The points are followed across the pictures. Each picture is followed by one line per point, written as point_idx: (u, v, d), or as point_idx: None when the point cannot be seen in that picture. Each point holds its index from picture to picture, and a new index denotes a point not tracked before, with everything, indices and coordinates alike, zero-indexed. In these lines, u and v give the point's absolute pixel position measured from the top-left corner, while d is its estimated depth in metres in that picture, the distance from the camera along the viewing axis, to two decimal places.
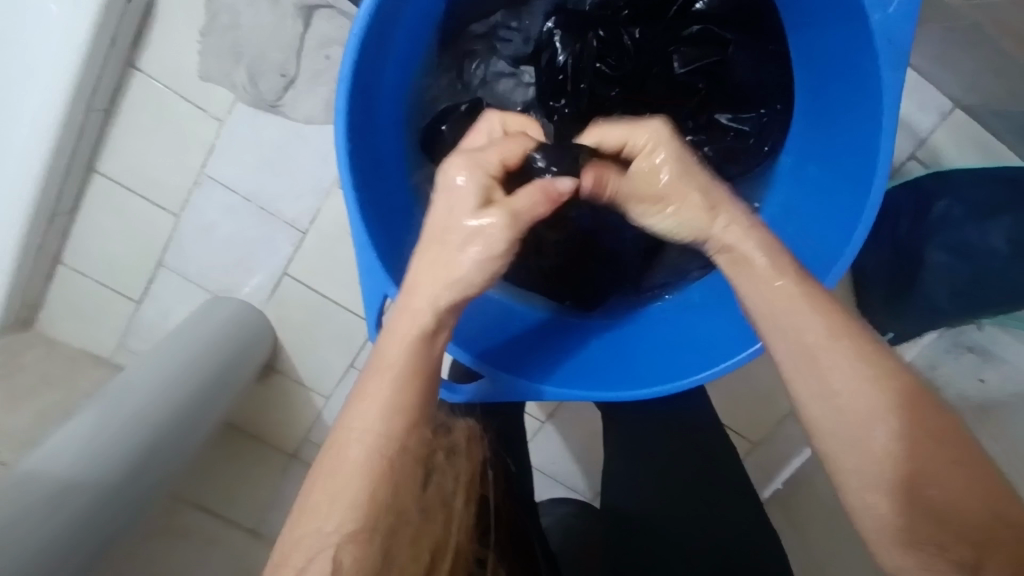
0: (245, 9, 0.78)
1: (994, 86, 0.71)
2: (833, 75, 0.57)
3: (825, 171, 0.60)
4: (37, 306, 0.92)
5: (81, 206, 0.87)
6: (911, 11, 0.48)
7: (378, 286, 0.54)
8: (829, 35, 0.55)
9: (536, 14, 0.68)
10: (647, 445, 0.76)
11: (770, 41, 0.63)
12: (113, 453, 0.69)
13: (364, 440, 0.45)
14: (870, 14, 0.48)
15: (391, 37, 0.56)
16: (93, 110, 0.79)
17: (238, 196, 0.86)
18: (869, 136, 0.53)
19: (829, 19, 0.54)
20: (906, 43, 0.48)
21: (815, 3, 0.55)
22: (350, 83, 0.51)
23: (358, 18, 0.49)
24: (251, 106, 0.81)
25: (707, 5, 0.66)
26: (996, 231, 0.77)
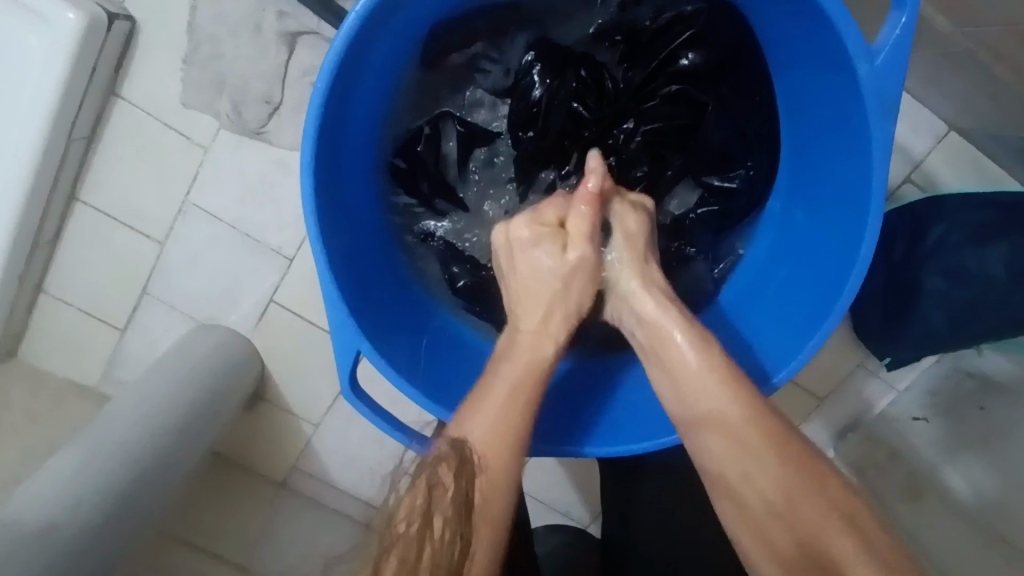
0: (228, 39, 0.77)
1: (990, 112, 0.69)
2: (821, 124, 0.56)
3: (808, 223, 0.59)
4: (20, 337, 0.90)
5: (64, 235, 0.86)
6: (898, 62, 0.46)
7: (348, 341, 0.53)
8: (815, 81, 0.54)
9: (519, 49, 0.65)
10: (642, 479, 0.74)
11: (756, 92, 0.62)
12: (100, 489, 0.68)
13: (472, 446, 0.49)
14: (858, 64, 0.47)
15: (358, 83, 0.54)
16: (75, 140, 0.78)
17: (223, 224, 0.84)
18: (857, 188, 0.52)
19: (815, 64, 0.53)
20: (893, 97, 0.47)
21: (799, 47, 0.54)
22: (316, 136, 0.50)
23: (320, 72, 0.48)
24: (234, 134, 0.80)
25: (693, 64, 0.63)
26: (994, 256, 0.75)
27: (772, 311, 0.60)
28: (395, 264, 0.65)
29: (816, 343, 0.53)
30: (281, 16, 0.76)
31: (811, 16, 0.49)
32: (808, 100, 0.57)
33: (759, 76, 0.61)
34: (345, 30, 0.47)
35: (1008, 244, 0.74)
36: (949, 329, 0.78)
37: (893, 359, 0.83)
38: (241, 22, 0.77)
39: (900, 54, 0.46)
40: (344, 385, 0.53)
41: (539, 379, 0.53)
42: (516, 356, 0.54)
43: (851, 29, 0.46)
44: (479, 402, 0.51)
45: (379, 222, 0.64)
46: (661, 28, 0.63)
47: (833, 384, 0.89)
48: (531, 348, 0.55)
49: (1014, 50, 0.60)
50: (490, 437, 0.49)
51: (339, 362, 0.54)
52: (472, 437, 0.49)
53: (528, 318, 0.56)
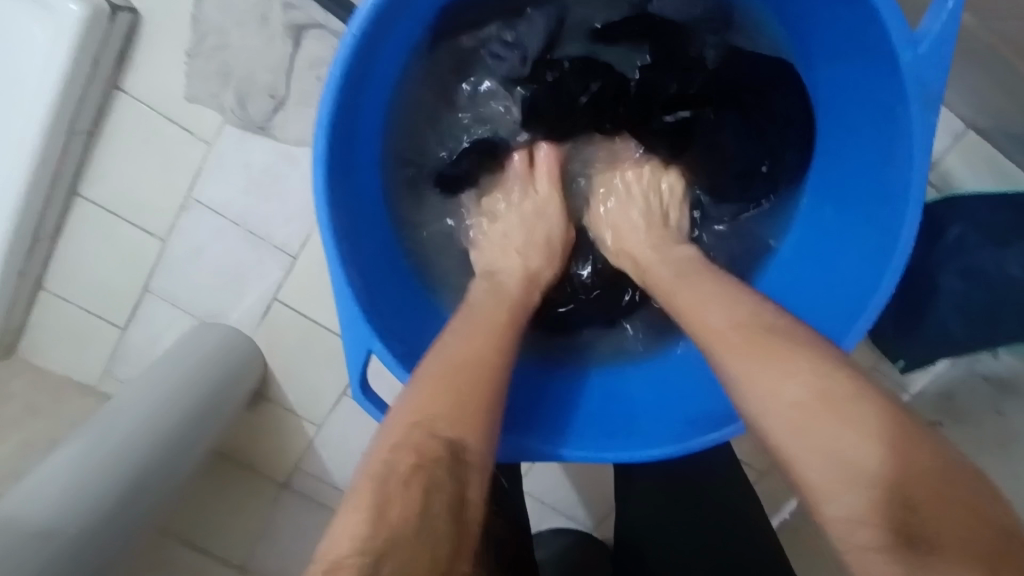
0: (233, 31, 0.76)
1: (1009, 109, 0.68)
2: (858, 113, 0.55)
3: (850, 219, 0.57)
4: (18, 333, 0.89)
5: (64, 229, 0.85)
6: (943, 49, 0.45)
7: (360, 337, 0.52)
8: (852, 68, 0.53)
9: (534, 42, 0.63)
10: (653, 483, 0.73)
11: (775, 85, 0.60)
12: (101, 489, 0.66)
13: (404, 460, 0.42)
14: (900, 51, 0.46)
15: (370, 72, 0.53)
16: (77, 132, 0.77)
17: (227, 221, 0.83)
18: (895, 181, 0.51)
19: (853, 52, 0.52)
20: (938, 88, 0.46)
21: (835, 36, 0.53)
22: (328, 125, 0.48)
23: (335, 60, 0.47)
24: (238, 128, 0.79)
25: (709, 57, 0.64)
26: (1012, 258, 0.73)
27: (814, 304, 0.58)
28: (403, 264, 0.64)
29: (865, 324, 0.50)
30: (288, 8, 0.75)
31: (853, 3, 0.48)
32: (845, 88, 0.55)
33: (777, 72, 0.60)
34: (361, 13, 0.46)
35: None
36: (965, 330, 0.76)
37: (907, 361, 0.81)
38: (247, 14, 0.76)
39: (945, 42, 0.45)
40: (354, 384, 0.52)
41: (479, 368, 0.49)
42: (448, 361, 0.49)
43: (897, 15, 0.45)
44: (431, 383, 0.47)
45: (388, 219, 0.63)
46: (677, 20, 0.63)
47: None
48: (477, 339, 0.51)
49: None
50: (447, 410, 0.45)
51: (350, 360, 0.52)
52: (400, 445, 0.43)
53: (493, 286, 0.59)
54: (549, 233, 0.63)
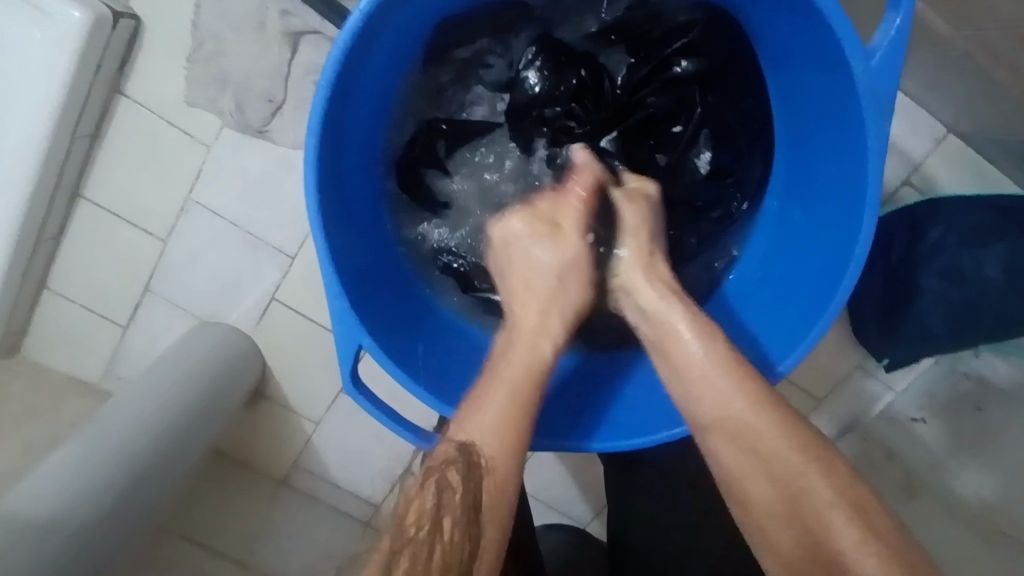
0: (230, 37, 0.77)
1: (987, 115, 0.70)
2: (818, 123, 0.57)
3: (808, 224, 0.59)
4: (21, 333, 0.91)
5: (66, 231, 0.86)
6: (895, 61, 0.47)
7: (349, 335, 0.54)
8: (811, 78, 0.55)
9: (520, 48, 0.64)
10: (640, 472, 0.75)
11: (749, 93, 0.62)
12: (102, 483, 0.69)
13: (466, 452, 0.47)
14: (854, 65, 0.47)
15: (363, 80, 0.55)
16: (79, 136, 0.79)
17: (226, 222, 0.85)
18: (853, 188, 0.53)
19: (808, 65, 0.54)
20: (888, 97, 0.48)
21: (795, 47, 0.55)
22: (319, 130, 0.50)
23: (324, 69, 0.49)
24: (237, 132, 0.80)
25: (689, 68, 0.63)
26: (991, 258, 0.75)
27: (778, 304, 0.60)
28: (397, 266, 0.65)
29: (805, 350, 0.54)
30: (284, 15, 0.77)
31: (807, 19, 0.49)
32: (804, 100, 0.58)
33: (751, 80, 0.62)
34: (350, 24, 0.48)
35: (1005, 247, 0.74)
36: (947, 330, 0.78)
37: (890, 361, 0.83)
38: (244, 20, 0.77)
39: (896, 55, 0.47)
40: (345, 379, 0.54)
41: (538, 376, 0.52)
42: (514, 355, 0.53)
43: (847, 31, 0.46)
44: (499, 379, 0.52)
45: (381, 222, 0.64)
46: (660, 33, 0.63)
47: (831, 385, 0.89)
48: (533, 347, 0.54)
49: (1011, 53, 0.60)
50: (498, 428, 0.49)
51: (341, 355, 0.54)
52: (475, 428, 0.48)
53: (529, 321, 0.55)
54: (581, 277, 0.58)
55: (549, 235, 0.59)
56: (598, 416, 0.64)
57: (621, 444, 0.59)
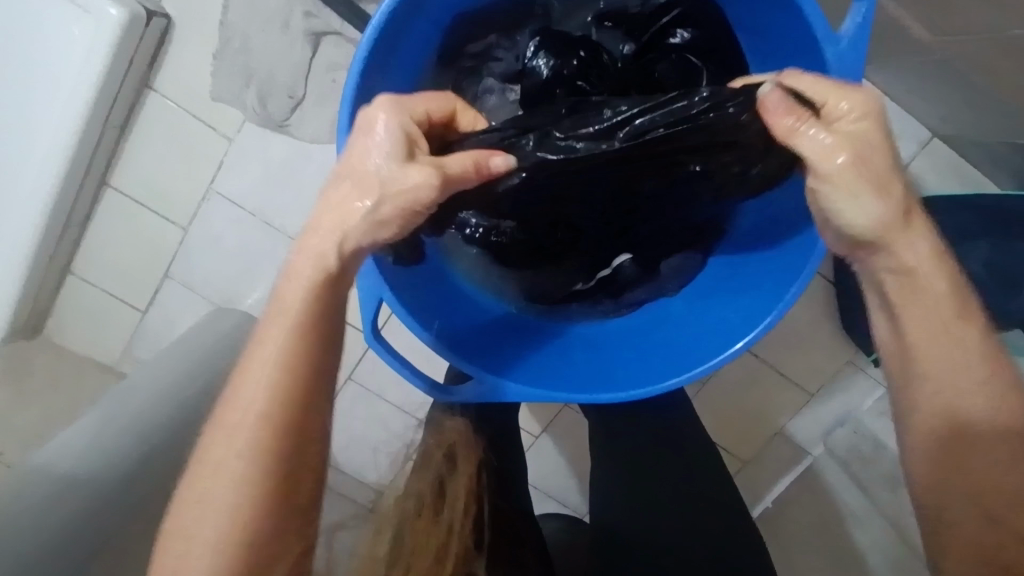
0: (256, 35, 0.82)
1: (969, 119, 0.74)
2: None
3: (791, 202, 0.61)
4: (45, 314, 0.95)
5: (92, 217, 0.91)
6: (861, 46, 0.51)
7: (372, 288, 0.56)
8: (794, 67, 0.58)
9: (525, 39, 0.66)
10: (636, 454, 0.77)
11: (737, 74, 0.64)
12: (119, 450, 0.72)
13: (230, 430, 0.45)
14: (824, 47, 0.51)
15: (392, 59, 0.59)
16: (109, 126, 0.83)
17: (244, 211, 0.89)
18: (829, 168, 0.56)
19: (791, 54, 0.58)
20: (857, 76, 0.51)
21: (779, 40, 0.58)
22: (353, 101, 0.55)
23: (360, 43, 0.53)
24: (259, 125, 0.85)
25: (686, 39, 0.64)
26: (973, 258, 0.79)
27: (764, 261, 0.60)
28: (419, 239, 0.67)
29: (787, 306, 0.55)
30: (307, 16, 0.81)
31: (787, 7, 0.53)
32: None
33: (739, 65, 0.64)
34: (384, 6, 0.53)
35: (988, 244, 0.78)
36: None
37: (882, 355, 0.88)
38: (270, 19, 0.82)
39: (861, 39, 0.50)
40: (365, 330, 0.56)
41: (319, 292, 0.45)
42: (293, 270, 0.45)
43: (816, 16, 0.51)
44: (285, 315, 0.45)
45: None
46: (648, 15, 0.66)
47: (822, 381, 0.95)
48: (316, 257, 0.44)
49: (989, 55, 0.62)
50: (268, 390, 0.45)
51: (362, 307, 0.57)
52: (243, 398, 0.45)
53: (323, 223, 0.44)
54: (408, 205, 0.44)
55: (401, 155, 0.44)
56: (610, 377, 0.61)
57: (595, 397, 0.56)
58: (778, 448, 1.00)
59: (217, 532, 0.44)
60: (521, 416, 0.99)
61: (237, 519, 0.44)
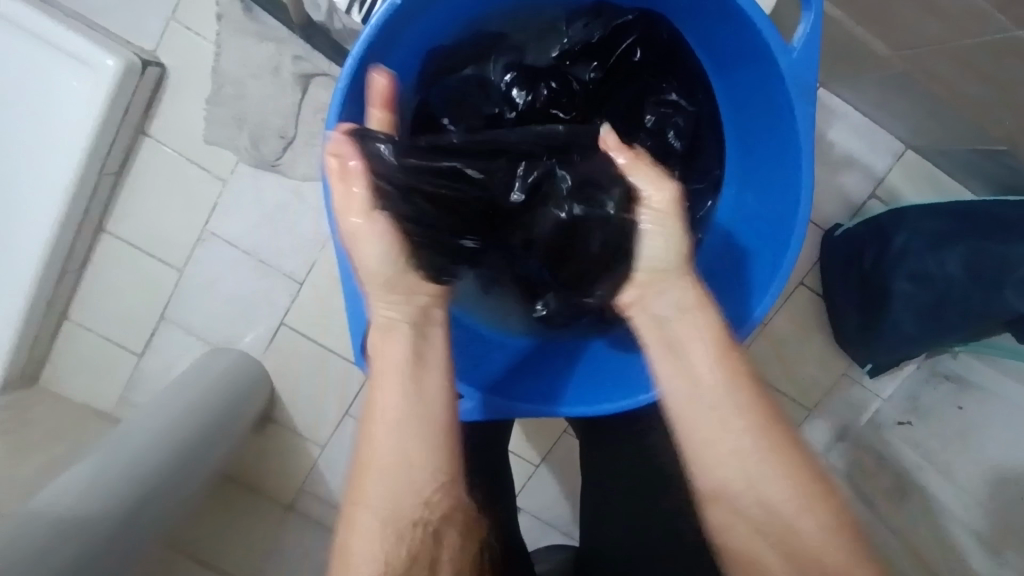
0: (250, 82, 0.85)
1: (935, 128, 0.77)
2: (757, 117, 0.63)
3: (761, 192, 0.64)
4: (42, 362, 0.95)
5: (90, 262, 0.92)
6: (811, 54, 0.54)
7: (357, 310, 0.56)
8: (749, 74, 0.61)
9: (496, 73, 0.65)
10: None
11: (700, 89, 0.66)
12: (114, 491, 0.70)
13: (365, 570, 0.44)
14: (778, 58, 0.54)
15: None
16: (106, 172, 0.85)
17: (238, 250, 0.90)
18: (788, 164, 0.59)
19: (744, 64, 0.60)
20: (810, 81, 0.54)
21: (734, 51, 0.61)
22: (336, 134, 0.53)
23: (340, 79, 0.53)
24: (251, 166, 0.87)
25: (644, 56, 0.65)
26: (953, 261, 0.78)
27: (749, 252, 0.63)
28: None
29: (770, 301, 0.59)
30: (297, 60, 0.84)
31: (737, 21, 0.55)
32: (746, 97, 0.63)
33: (698, 78, 0.66)
34: (360, 41, 0.53)
35: (964, 248, 0.77)
36: (920, 327, 0.81)
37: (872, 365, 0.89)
38: (261, 66, 0.85)
39: (810, 48, 0.54)
40: (355, 351, 0.57)
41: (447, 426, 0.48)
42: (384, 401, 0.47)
43: (769, 30, 0.53)
44: (388, 447, 0.46)
45: None
46: (610, 34, 0.64)
47: (820, 395, 0.96)
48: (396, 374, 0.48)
49: (946, 67, 0.65)
50: (387, 510, 0.46)
51: (351, 330, 0.57)
52: (364, 546, 0.45)
53: (392, 347, 0.48)
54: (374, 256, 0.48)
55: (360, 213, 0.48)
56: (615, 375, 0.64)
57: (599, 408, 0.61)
58: None
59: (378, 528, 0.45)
60: (518, 446, 0.98)
61: (393, 520, 0.46)
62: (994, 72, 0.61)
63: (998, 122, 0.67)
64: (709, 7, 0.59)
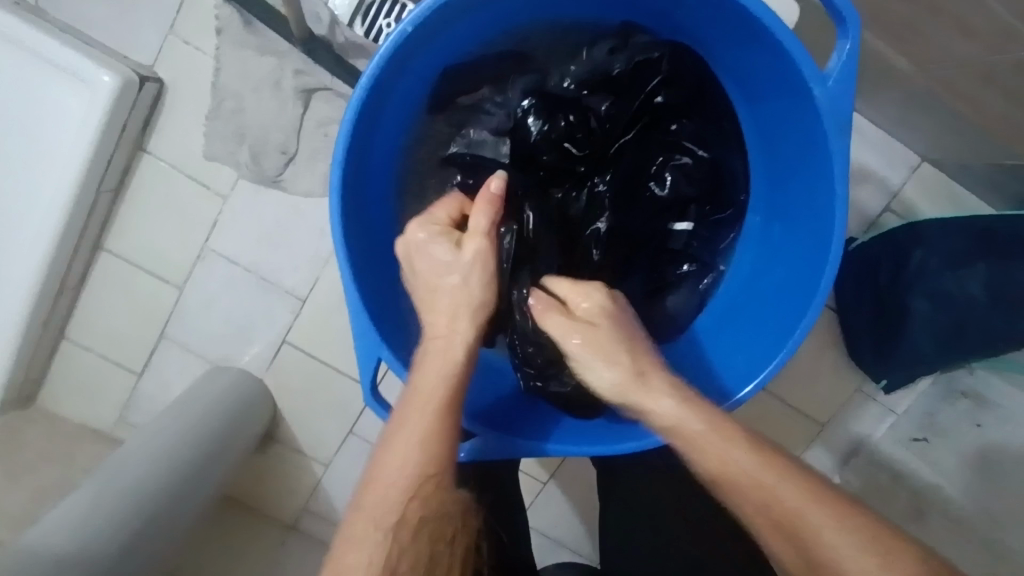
0: (248, 97, 0.83)
1: (955, 142, 0.75)
2: (788, 150, 0.58)
3: (787, 230, 0.60)
4: (39, 382, 0.94)
5: (87, 280, 0.90)
6: (848, 86, 0.49)
7: (370, 350, 0.56)
8: (777, 101, 0.56)
9: (515, 96, 0.64)
10: (637, 494, 0.74)
11: (723, 118, 0.64)
12: (114, 520, 0.68)
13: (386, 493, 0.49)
14: (812, 88, 0.49)
15: (379, 115, 0.57)
16: (104, 190, 0.83)
17: (239, 268, 0.88)
18: (819, 205, 0.54)
19: (775, 91, 0.56)
20: (847, 116, 0.50)
21: (761, 77, 0.56)
22: (344, 159, 0.52)
23: (349, 105, 0.50)
24: (251, 183, 0.85)
25: (667, 99, 0.64)
26: (971, 278, 0.76)
27: (772, 292, 0.60)
28: None
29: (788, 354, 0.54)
30: (299, 74, 0.82)
31: (766, 45, 0.51)
32: (774, 127, 0.59)
33: (723, 104, 0.63)
34: (372, 66, 0.50)
35: (983, 264, 0.75)
36: (938, 345, 0.79)
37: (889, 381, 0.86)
38: (261, 80, 0.83)
39: (848, 78, 0.49)
40: (366, 389, 0.56)
41: (456, 386, 0.52)
42: (430, 365, 0.52)
43: (803, 57, 0.49)
44: (417, 397, 0.51)
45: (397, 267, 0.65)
46: (633, 70, 0.62)
47: (833, 411, 0.93)
48: (445, 353, 0.53)
49: (968, 83, 0.63)
50: (419, 451, 0.49)
51: (361, 366, 0.56)
52: (396, 453, 0.50)
53: (439, 326, 0.54)
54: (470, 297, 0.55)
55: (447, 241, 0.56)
56: None
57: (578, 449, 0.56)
58: None
59: (402, 474, 0.49)
60: (525, 463, 0.96)
61: (438, 450, 0.50)
62: (1019, 89, 0.58)
63: (1021, 139, 0.65)
64: (732, 35, 0.54)
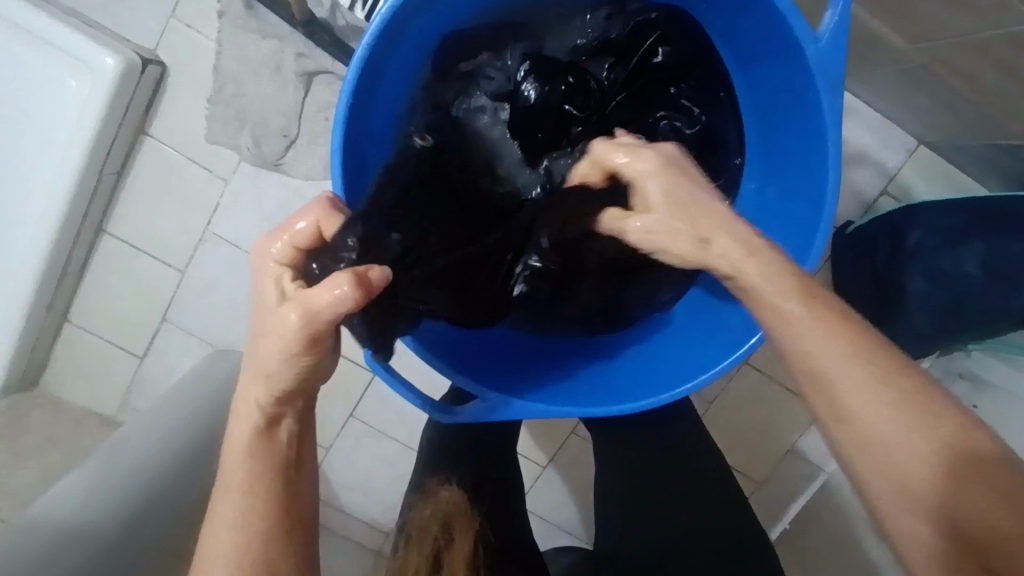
0: (249, 79, 0.84)
1: (952, 124, 0.75)
2: (784, 111, 0.59)
3: (784, 190, 0.60)
4: (42, 365, 0.94)
5: (89, 264, 0.91)
6: (839, 45, 0.50)
7: None
8: (772, 64, 0.57)
9: (513, 59, 0.64)
10: (636, 473, 0.74)
11: (720, 88, 0.64)
12: (114, 496, 0.68)
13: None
14: (804, 47, 0.50)
15: (380, 82, 0.57)
16: (106, 173, 0.84)
17: (241, 251, 0.89)
18: (815, 162, 0.55)
19: (768, 54, 0.57)
20: (838, 70, 0.51)
21: (756, 42, 0.57)
22: (344, 123, 0.52)
23: (350, 68, 0.51)
24: (253, 166, 0.86)
25: (665, 58, 0.63)
26: (969, 258, 0.76)
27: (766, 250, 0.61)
28: None
29: None
30: (299, 57, 0.82)
31: (759, 10, 0.52)
32: (770, 92, 0.60)
33: (720, 72, 0.64)
34: (371, 31, 0.50)
35: (980, 245, 0.75)
36: (935, 326, 0.79)
37: None
38: (262, 63, 0.83)
39: (840, 36, 0.50)
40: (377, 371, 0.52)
41: (262, 448, 0.44)
42: (234, 429, 0.44)
43: (794, 18, 0.49)
44: (231, 471, 0.44)
45: None
46: (629, 33, 0.63)
47: None
48: (248, 413, 0.44)
49: (964, 61, 0.64)
50: (233, 528, 0.42)
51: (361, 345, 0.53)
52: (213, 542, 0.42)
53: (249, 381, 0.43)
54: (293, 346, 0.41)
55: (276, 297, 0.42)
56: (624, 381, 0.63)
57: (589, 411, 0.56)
58: (793, 465, 0.98)
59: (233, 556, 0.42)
60: (525, 447, 0.97)
61: (257, 523, 0.43)
62: (1016, 66, 0.59)
63: (1016, 117, 0.66)
64: None
